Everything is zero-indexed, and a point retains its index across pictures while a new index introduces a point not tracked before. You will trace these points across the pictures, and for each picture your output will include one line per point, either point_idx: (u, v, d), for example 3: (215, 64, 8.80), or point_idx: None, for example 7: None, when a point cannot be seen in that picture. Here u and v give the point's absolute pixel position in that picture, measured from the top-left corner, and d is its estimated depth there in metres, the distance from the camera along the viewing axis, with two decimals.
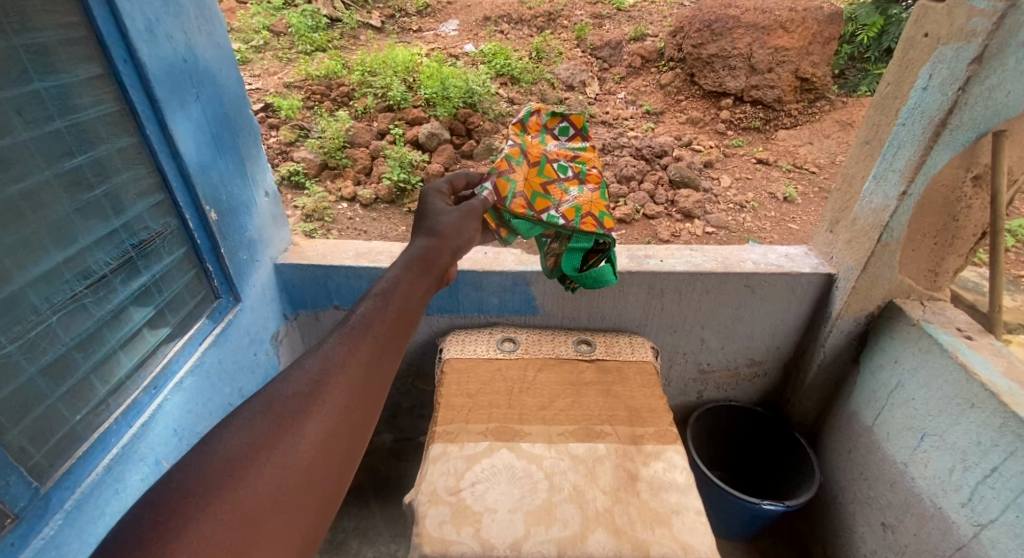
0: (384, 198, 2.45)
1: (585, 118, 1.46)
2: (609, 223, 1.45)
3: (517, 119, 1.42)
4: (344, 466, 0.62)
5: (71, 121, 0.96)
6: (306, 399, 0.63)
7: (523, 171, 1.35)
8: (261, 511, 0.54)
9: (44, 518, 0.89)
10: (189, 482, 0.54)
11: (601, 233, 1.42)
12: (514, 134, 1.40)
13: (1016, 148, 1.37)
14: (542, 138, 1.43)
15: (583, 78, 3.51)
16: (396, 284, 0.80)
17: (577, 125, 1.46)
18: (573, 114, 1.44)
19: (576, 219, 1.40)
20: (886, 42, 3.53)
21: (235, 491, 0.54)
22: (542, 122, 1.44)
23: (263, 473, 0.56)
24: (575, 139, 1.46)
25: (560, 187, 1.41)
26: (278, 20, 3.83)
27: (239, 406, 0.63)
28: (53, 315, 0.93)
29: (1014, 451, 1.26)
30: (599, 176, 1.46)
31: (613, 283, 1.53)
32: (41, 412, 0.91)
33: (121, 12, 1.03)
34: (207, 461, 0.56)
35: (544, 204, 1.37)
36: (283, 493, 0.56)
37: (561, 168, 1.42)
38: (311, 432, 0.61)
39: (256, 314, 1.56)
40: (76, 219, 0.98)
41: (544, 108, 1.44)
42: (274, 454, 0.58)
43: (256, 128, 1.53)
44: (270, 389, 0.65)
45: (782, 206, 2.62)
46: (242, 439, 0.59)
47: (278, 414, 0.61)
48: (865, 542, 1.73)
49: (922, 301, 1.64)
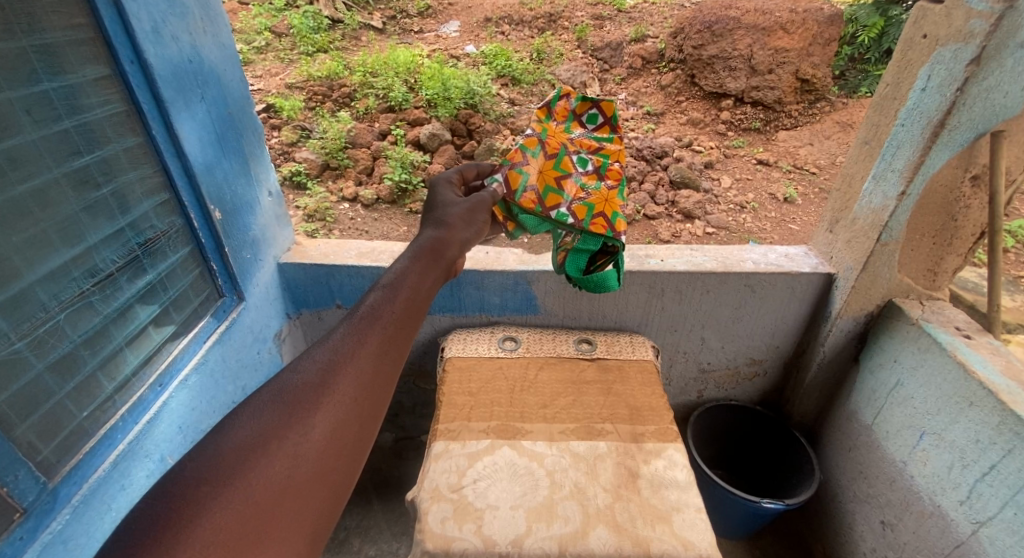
0: (386, 198, 2.46)
1: (616, 106, 1.45)
2: (624, 226, 1.42)
3: (545, 102, 1.45)
4: (353, 456, 0.63)
5: (79, 120, 0.97)
6: (315, 390, 0.64)
7: (538, 163, 1.38)
8: (272, 500, 0.56)
9: (52, 512, 0.90)
10: (200, 471, 0.55)
11: (610, 235, 1.40)
12: (537, 120, 1.44)
13: (1015, 148, 1.38)
14: (568, 125, 1.46)
15: (584, 79, 3.53)
16: (404, 276, 0.81)
17: (607, 113, 1.46)
18: (603, 101, 1.44)
19: (586, 219, 1.40)
20: (886, 43, 3.55)
21: (246, 480, 0.55)
22: (570, 107, 1.46)
23: (273, 463, 0.58)
24: (602, 129, 1.46)
25: (575, 182, 1.42)
26: (280, 21, 3.84)
27: (249, 395, 0.64)
28: (61, 312, 0.94)
29: (1012, 449, 1.27)
30: (620, 173, 1.44)
31: (615, 289, 1.52)
32: (49, 408, 0.92)
33: (127, 13, 1.05)
34: (219, 451, 0.58)
35: (555, 200, 1.38)
36: (294, 483, 0.57)
37: (580, 162, 1.43)
38: (320, 422, 0.62)
39: (259, 312, 1.57)
40: (84, 217, 0.99)
41: (574, 93, 1.46)
42: (284, 444, 0.59)
43: (259, 127, 1.54)
44: (280, 380, 0.66)
45: (782, 206, 2.64)
46: (253, 429, 0.60)
47: (288, 405, 0.62)
48: (865, 540, 1.74)
49: (922, 300, 1.65)
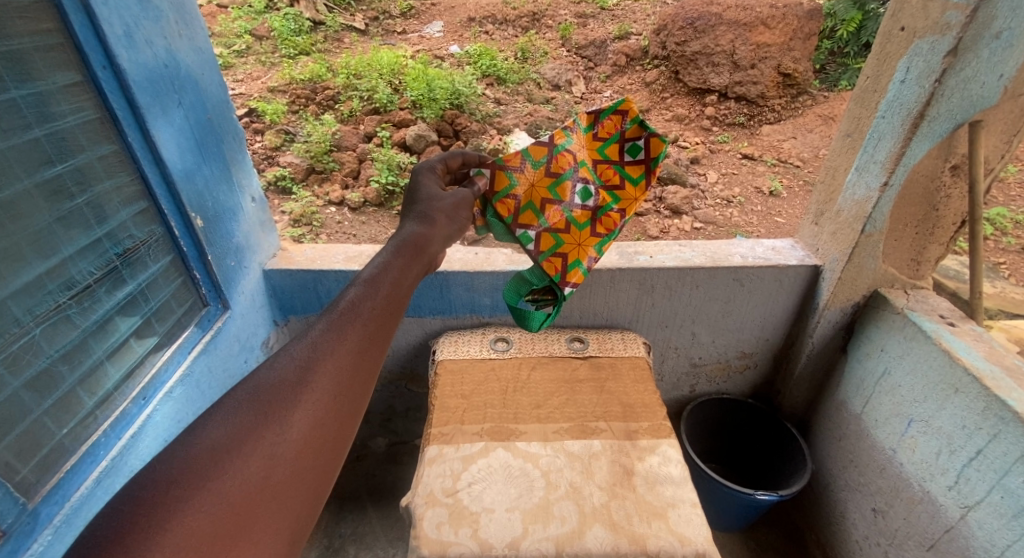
0: (373, 201, 2.43)
1: (665, 148, 1.32)
2: (578, 280, 1.34)
3: (597, 111, 1.34)
4: (331, 455, 0.63)
5: (50, 129, 0.95)
6: (293, 388, 0.63)
7: (535, 175, 1.28)
8: (248, 503, 0.55)
9: (33, 534, 0.88)
10: (171, 472, 0.53)
11: (557, 280, 1.33)
12: (574, 129, 1.32)
13: (992, 138, 1.40)
14: (604, 150, 1.36)
15: (569, 77, 3.51)
16: (385, 271, 0.81)
17: (653, 151, 1.33)
18: (654, 137, 1.31)
19: (545, 252, 1.32)
20: (864, 37, 3.60)
21: (221, 481, 0.54)
22: (620, 127, 1.34)
23: (249, 463, 0.57)
24: (637, 166, 1.35)
25: (562, 210, 1.33)
26: (261, 24, 3.81)
27: (224, 393, 0.62)
28: (37, 327, 0.92)
29: (996, 434, 1.29)
30: (614, 224, 1.36)
31: (532, 330, 1.42)
32: (26, 426, 0.90)
33: (98, 17, 1.02)
34: (191, 451, 0.56)
35: (529, 219, 1.30)
36: (271, 484, 0.57)
37: (582, 193, 1.34)
38: (299, 420, 0.61)
39: (245, 321, 1.55)
40: (58, 228, 0.97)
41: (632, 112, 1.32)
42: (261, 444, 0.58)
43: (241, 132, 1.52)
44: (255, 377, 0.65)
45: (768, 200, 2.66)
46: (227, 428, 0.58)
47: (264, 404, 0.61)
48: (857, 528, 1.76)
49: (906, 289, 1.68)
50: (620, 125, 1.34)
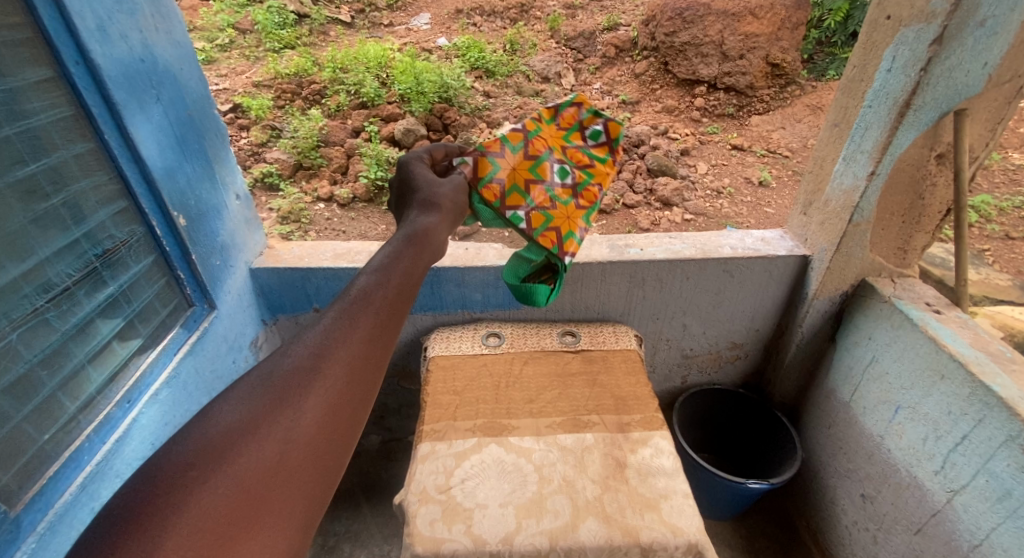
0: (362, 197, 2.40)
1: (621, 129, 1.40)
2: (575, 249, 1.32)
3: (555, 104, 1.40)
4: (345, 441, 0.62)
5: (21, 127, 0.93)
6: (307, 373, 0.63)
7: (514, 159, 1.28)
8: (263, 485, 0.54)
9: (15, 543, 0.87)
10: (188, 455, 0.53)
11: (556, 252, 1.30)
12: (540, 118, 1.37)
13: (976, 126, 1.42)
14: (570, 135, 1.40)
15: (558, 69, 3.49)
16: (396, 260, 0.80)
17: (611, 133, 1.40)
18: (610, 120, 1.39)
19: (539, 229, 1.29)
20: (852, 26, 3.61)
21: (236, 463, 0.53)
22: (578, 118, 1.41)
23: (265, 446, 0.56)
24: (601, 148, 1.41)
25: (545, 189, 1.32)
26: (244, 17, 3.74)
27: (238, 379, 0.62)
28: (14, 331, 0.90)
29: (982, 419, 1.31)
30: (595, 196, 1.37)
31: (542, 305, 1.39)
32: (5, 433, 0.88)
33: (71, 10, 0.99)
34: (207, 434, 0.55)
35: (517, 200, 1.27)
36: (285, 467, 0.56)
37: (560, 172, 1.35)
38: (312, 406, 0.60)
39: (232, 321, 1.54)
40: (33, 230, 0.95)
41: (585, 103, 1.41)
42: (276, 427, 0.57)
43: (223, 129, 1.50)
44: (270, 364, 0.64)
45: (758, 191, 2.67)
46: (241, 412, 0.58)
47: (278, 390, 0.61)
48: (846, 513, 1.79)
49: (893, 278, 1.69)
50: (579, 115, 1.40)
